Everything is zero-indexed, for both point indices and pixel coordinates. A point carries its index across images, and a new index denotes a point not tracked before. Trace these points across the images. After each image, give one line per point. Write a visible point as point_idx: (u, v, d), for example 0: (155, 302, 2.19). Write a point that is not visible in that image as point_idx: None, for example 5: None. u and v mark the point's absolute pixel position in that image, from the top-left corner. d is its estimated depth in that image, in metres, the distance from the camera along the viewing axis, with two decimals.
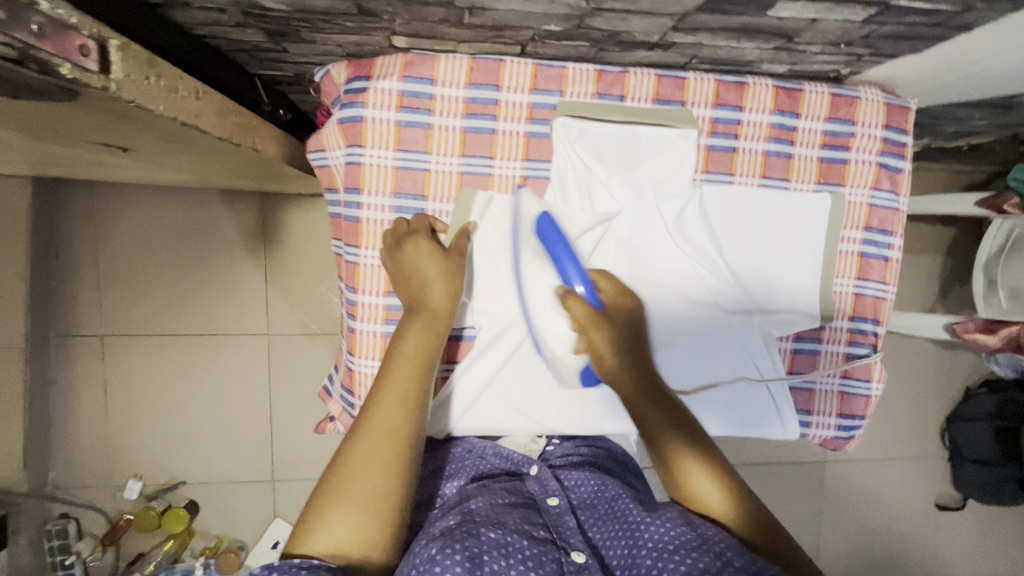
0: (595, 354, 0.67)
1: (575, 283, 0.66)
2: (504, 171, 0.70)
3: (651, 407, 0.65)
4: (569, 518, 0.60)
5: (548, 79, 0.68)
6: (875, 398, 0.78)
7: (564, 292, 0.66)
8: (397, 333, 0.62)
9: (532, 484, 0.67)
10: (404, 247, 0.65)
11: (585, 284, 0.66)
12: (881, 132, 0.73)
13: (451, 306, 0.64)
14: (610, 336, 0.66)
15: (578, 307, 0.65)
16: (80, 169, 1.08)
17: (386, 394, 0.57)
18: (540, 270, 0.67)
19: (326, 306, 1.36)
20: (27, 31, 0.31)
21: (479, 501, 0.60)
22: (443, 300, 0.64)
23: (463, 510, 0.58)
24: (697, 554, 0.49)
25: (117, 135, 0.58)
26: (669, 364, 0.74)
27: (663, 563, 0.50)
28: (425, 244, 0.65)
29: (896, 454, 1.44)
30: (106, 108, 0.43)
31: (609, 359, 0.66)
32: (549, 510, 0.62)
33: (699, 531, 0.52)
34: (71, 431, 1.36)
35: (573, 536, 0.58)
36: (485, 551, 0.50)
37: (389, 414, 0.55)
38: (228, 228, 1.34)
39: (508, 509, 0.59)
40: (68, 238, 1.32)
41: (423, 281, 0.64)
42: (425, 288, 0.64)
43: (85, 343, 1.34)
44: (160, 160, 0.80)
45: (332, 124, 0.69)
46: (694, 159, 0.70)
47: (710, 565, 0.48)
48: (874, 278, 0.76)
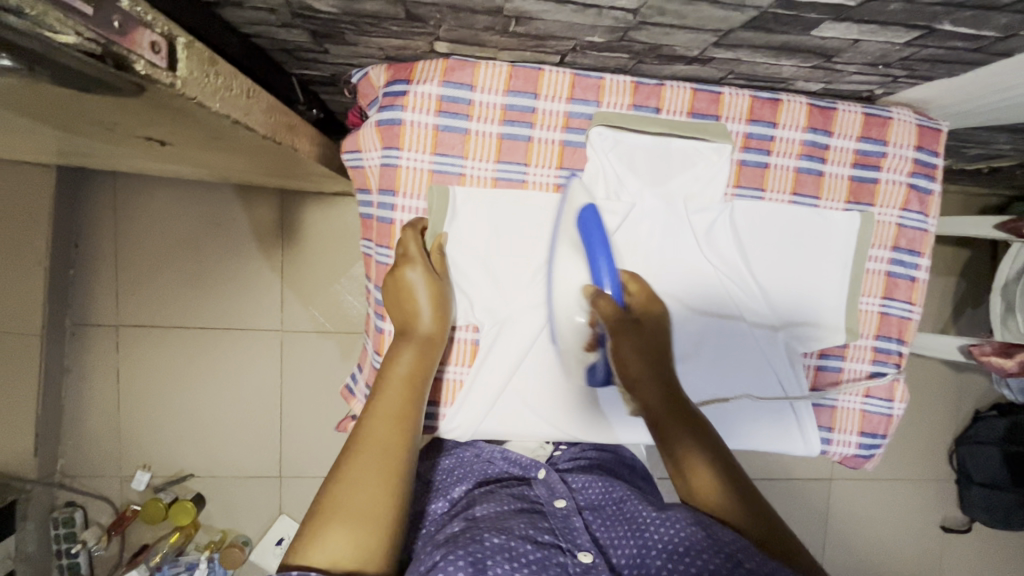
0: (619, 357, 0.67)
1: (604, 282, 0.66)
2: (538, 177, 0.71)
3: (667, 411, 0.64)
4: (576, 519, 0.59)
5: (585, 89, 0.69)
6: (898, 418, 0.78)
7: (593, 292, 0.66)
8: (388, 355, 0.64)
9: (539, 488, 0.66)
10: (399, 271, 0.66)
11: (614, 284, 0.66)
12: (911, 153, 0.74)
13: (440, 329, 0.67)
14: (632, 337, 0.66)
15: (606, 306, 0.65)
16: (108, 161, 1.10)
17: (377, 412, 0.58)
18: (573, 263, 0.68)
19: (340, 305, 1.37)
20: (109, 29, 0.32)
21: (485, 507, 0.61)
22: (432, 324, 0.66)
23: (468, 517, 0.59)
24: (707, 554, 0.49)
25: (163, 130, 0.59)
26: (694, 374, 0.74)
27: (676, 564, 0.50)
28: (422, 271, 0.66)
29: (904, 474, 1.44)
30: (166, 104, 0.43)
31: (627, 361, 0.66)
32: (555, 511, 0.61)
33: (710, 531, 0.52)
34: (82, 419, 1.36)
35: (580, 536, 0.56)
36: (489, 556, 0.49)
37: (383, 427, 0.57)
38: (247, 223, 1.35)
39: (512, 515, 0.59)
40: (89, 228, 1.34)
41: (413, 305, 0.66)
42: (415, 316, 0.66)
43: (101, 332, 1.35)
44: (195, 155, 0.81)
45: (369, 125, 0.70)
46: (727, 174, 0.71)
47: (721, 566, 0.48)
48: (900, 297, 0.77)
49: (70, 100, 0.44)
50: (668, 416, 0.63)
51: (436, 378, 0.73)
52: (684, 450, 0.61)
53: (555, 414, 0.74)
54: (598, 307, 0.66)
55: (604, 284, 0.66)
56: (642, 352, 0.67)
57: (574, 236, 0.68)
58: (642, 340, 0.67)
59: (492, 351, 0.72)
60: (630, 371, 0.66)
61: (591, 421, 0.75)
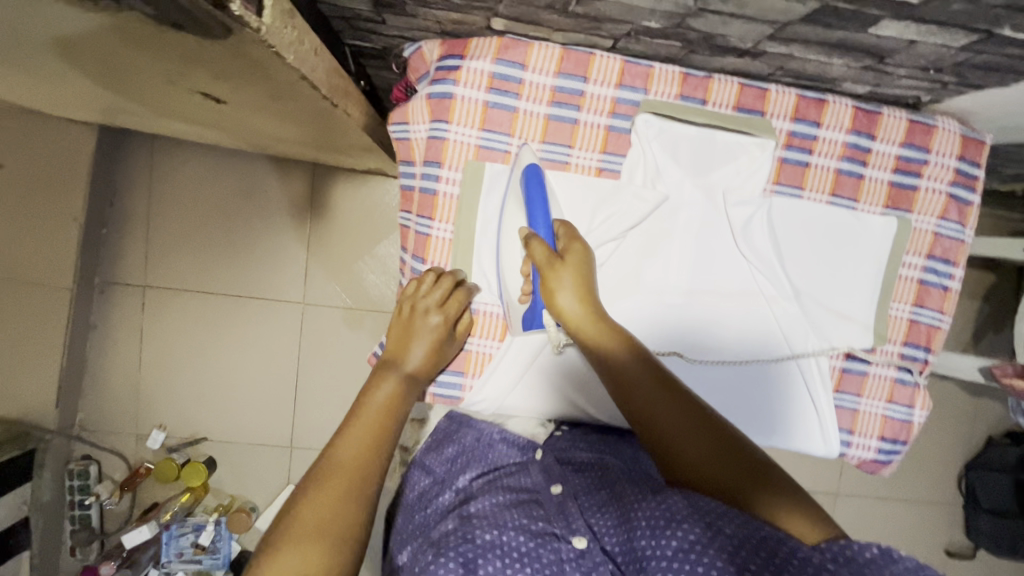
0: (549, 293, 0.63)
1: (538, 227, 0.65)
2: (581, 159, 0.72)
3: (648, 380, 0.58)
4: (572, 505, 0.57)
5: (634, 76, 0.70)
6: (918, 425, 0.78)
7: (528, 236, 0.65)
8: (370, 381, 0.64)
9: (536, 474, 0.64)
10: (415, 311, 0.68)
11: (547, 228, 0.65)
12: (954, 163, 0.74)
13: (426, 369, 0.68)
14: (568, 279, 0.62)
15: (538, 248, 0.63)
16: (150, 122, 1.12)
17: (348, 431, 0.57)
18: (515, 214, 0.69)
19: (363, 284, 1.39)
20: None
21: (481, 503, 0.59)
22: (420, 363, 0.67)
23: (463, 514, 0.57)
24: (688, 524, 0.46)
25: (227, 85, 0.61)
26: (722, 370, 0.74)
27: (656, 539, 0.46)
28: (440, 320, 0.68)
29: (912, 494, 1.43)
30: (245, 53, 0.46)
31: (566, 304, 0.62)
32: (551, 497, 0.59)
33: (689, 497, 0.50)
34: (105, 375, 1.39)
35: (575, 521, 0.54)
36: (480, 555, 0.49)
37: (348, 451, 0.55)
38: (277, 196, 1.37)
39: (509, 506, 0.57)
40: (125, 191, 1.37)
41: (410, 341, 0.68)
42: (408, 352, 0.67)
43: (128, 293, 1.38)
44: (243, 118, 0.83)
45: (419, 98, 0.71)
46: (768, 170, 0.72)
47: (699, 536, 0.45)
48: (931, 306, 0.77)
49: (154, 46, 0.46)
50: (642, 378, 0.58)
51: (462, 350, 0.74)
52: (666, 413, 0.56)
53: (577, 395, 0.75)
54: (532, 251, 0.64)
55: (537, 229, 0.65)
56: (579, 294, 0.62)
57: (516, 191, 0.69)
58: (577, 282, 0.62)
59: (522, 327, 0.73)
60: (571, 318, 0.62)
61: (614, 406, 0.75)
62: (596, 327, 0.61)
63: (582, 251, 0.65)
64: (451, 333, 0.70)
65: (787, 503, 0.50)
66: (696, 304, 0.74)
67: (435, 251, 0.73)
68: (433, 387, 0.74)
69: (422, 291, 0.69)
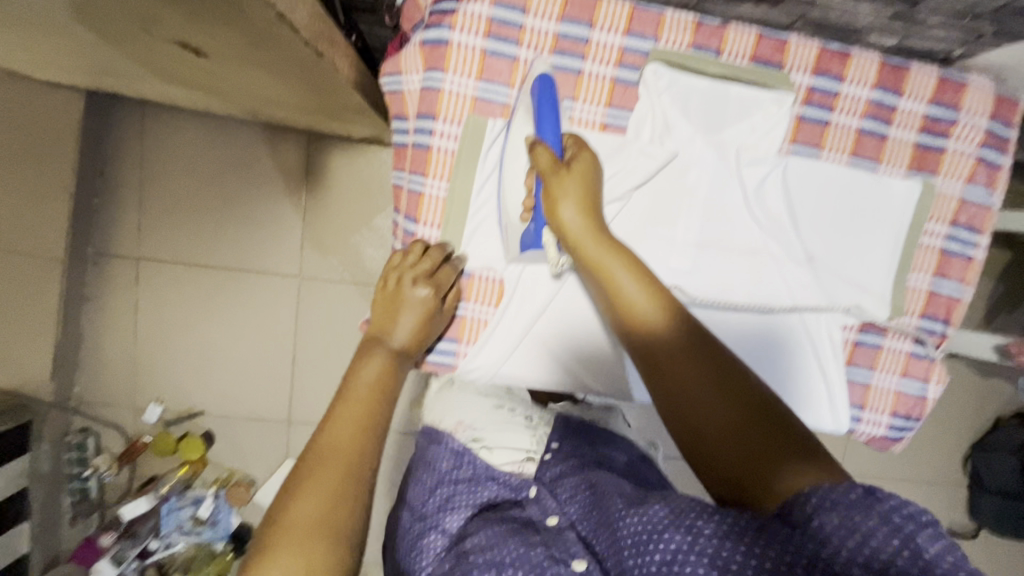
0: (552, 200, 0.58)
1: (546, 136, 0.61)
2: (584, 114, 0.67)
3: (671, 339, 0.49)
4: (569, 534, 0.53)
5: (643, 23, 0.65)
6: (932, 401, 0.75)
7: (532, 142, 0.61)
8: (355, 358, 0.57)
9: (532, 508, 0.57)
10: (404, 282, 0.63)
11: (554, 139, 0.61)
12: (985, 123, 0.69)
13: (415, 345, 0.62)
14: (573, 188, 0.57)
15: (543, 155, 0.59)
16: (136, 85, 1.08)
17: (338, 412, 0.51)
18: (522, 123, 0.65)
19: (360, 257, 1.35)
20: None
21: (476, 538, 0.53)
22: (408, 338, 0.61)
23: (458, 554, 0.52)
24: (676, 533, 0.43)
25: (205, 31, 0.57)
26: (731, 341, 0.70)
27: (641, 555, 0.44)
28: (428, 291, 0.63)
29: (920, 477, 1.39)
30: None
31: (569, 218, 0.57)
32: (548, 529, 0.54)
33: (672, 505, 0.46)
34: (101, 348, 1.37)
35: (571, 544, 0.51)
36: None
37: (339, 433, 0.49)
38: (271, 166, 1.33)
39: (506, 536, 0.52)
40: (117, 159, 1.33)
41: (398, 314, 0.61)
42: (396, 325, 0.61)
43: (122, 264, 1.35)
44: (229, 74, 0.79)
45: (413, 46, 0.66)
46: (785, 127, 0.67)
47: (682, 543, 0.42)
48: (952, 276, 0.73)
49: None
50: (654, 316, 0.51)
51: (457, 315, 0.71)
52: (683, 371, 0.48)
53: (576, 363, 0.72)
54: (536, 157, 0.59)
55: (545, 136, 0.61)
56: (583, 206, 0.57)
57: (525, 102, 0.65)
58: (580, 193, 0.57)
59: (518, 291, 0.70)
60: (572, 232, 0.56)
61: (615, 375, 0.73)
62: (596, 247, 0.55)
63: (590, 159, 0.60)
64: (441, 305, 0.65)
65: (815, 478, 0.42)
66: (705, 270, 0.70)
67: (429, 212, 0.70)
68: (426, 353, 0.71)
69: (408, 262, 0.65)
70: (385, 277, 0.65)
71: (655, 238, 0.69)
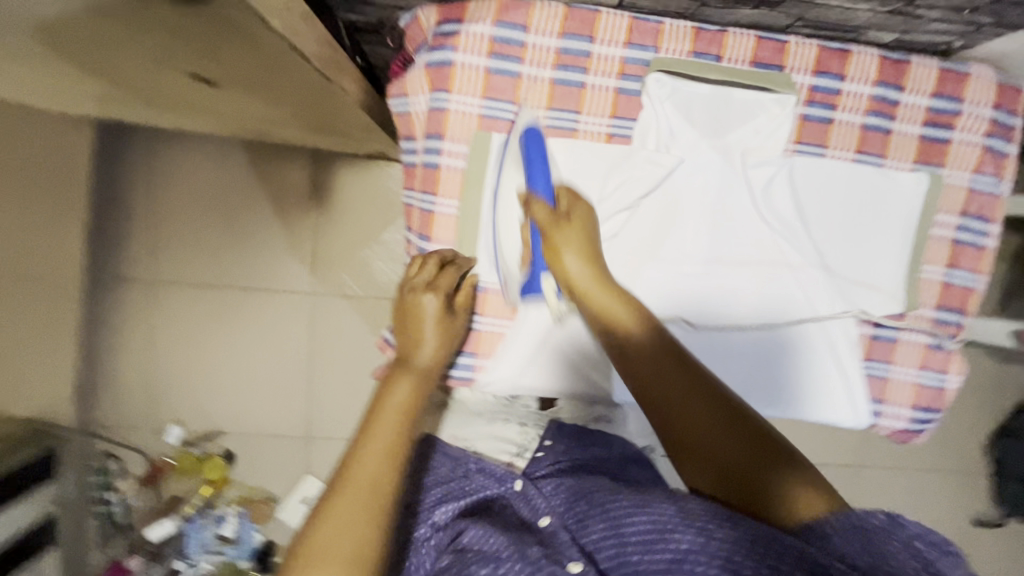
0: (556, 254, 0.60)
1: (538, 186, 0.63)
2: (589, 126, 0.69)
3: (664, 363, 0.54)
4: (562, 535, 0.53)
5: (643, 34, 0.66)
6: (952, 391, 0.75)
7: (527, 196, 0.63)
8: (383, 385, 0.55)
9: (520, 505, 0.58)
10: (417, 297, 0.62)
11: (547, 188, 0.63)
12: (989, 112, 0.69)
13: (440, 366, 0.60)
14: (573, 236, 0.61)
15: (540, 209, 0.61)
16: (146, 113, 1.10)
17: (367, 441, 0.49)
18: (512, 175, 0.66)
19: (371, 270, 1.36)
20: None
21: (471, 535, 0.54)
22: (432, 358, 0.59)
23: (455, 549, 0.54)
24: (682, 532, 0.45)
25: (217, 63, 0.58)
26: (737, 366, 0.71)
27: (650, 552, 0.46)
28: (437, 298, 0.62)
29: (946, 468, 1.37)
30: (226, 20, 0.43)
31: (573, 267, 0.60)
32: (539, 533, 0.55)
33: (680, 503, 0.48)
34: (120, 372, 1.39)
35: (567, 548, 0.51)
36: None
37: (371, 466, 0.47)
38: (280, 185, 1.34)
39: (500, 538, 0.53)
40: (130, 187, 1.35)
41: (419, 334, 0.60)
42: (419, 346, 0.59)
43: (138, 289, 1.37)
44: (239, 101, 0.80)
45: (418, 68, 0.68)
46: (789, 128, 0.68)
47: (692, 543, 0.44)
48: (965, 266, 0.73)
49: (133, 20, 0.44)
50: (656, 355, 0.54)
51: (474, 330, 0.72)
52: (679, 399, 0.52)
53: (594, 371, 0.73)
54: (533, 210, 0.62)
55: (537, 187, 0.63)
56: (586, 254, 0.60)
57: (514, 152, 0.66)
58: (581, 242, 0.61)
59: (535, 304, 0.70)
60: (578, 282, 0.60)
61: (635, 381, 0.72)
62: (603, 295, 0.58)
63: (584, 209, 0.63)
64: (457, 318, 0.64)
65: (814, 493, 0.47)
66: (716, 273, 0.71)
67: (442, 229, 0.71)
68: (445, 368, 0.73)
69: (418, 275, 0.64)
70: (401, 293, 0.64)
71: (657, 262, 0.70)
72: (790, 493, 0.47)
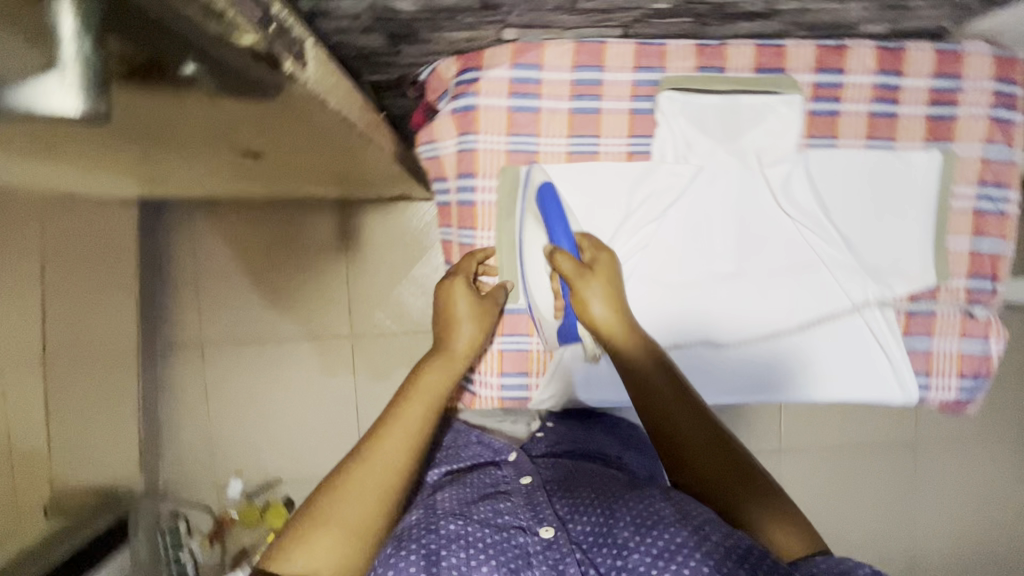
0: (583, 303, 0.68)
1: (560, 242, 0.70)
2: (610, 148, 0.73)
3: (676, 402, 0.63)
4: (539, 497, 0.61)
5: (649, 56, 0.71)
6: (996, 356, 0.76)
7: (552, 251, 0.69)
8: (418, 369, 0.69)
9: (508, 470, 0.69)
10: (451, 281, 0.73)
11: (569, 243, 0.70)
12: (990, 86, 0.72)
13: (470, 350, 0.72)
14: (599, 289, 0.68)
15: (564, 261, 0.68)
16: (184, 188, 1.15)
17: (389, 431, 0.62)
18: (534, 232, 0.72)
19: (405, 307, 1.38)
20: (267, 32, 0.38)
21: (447, 493, 0.63)
22: (464, 344, 0.71)
23: (429, 503, 0.62)
24: (675, 528, 0.50)
25: (270, 139, 0.64)
26: (731, 378, 0.75)
27: (642, 537, 0.50)
28: (464, 286, 0.72)
29: (1003, 434, 1.34)
30: (292, 106, 0.49)
31: (600, 315, 0.68)
32: (519, 489, 0.63)
33: (678, 506, 0.53)
34: (178, 435, 1.40)
35: (543, 511, 0.58)
36: (442, 546, 0.54)
37: (390, 452, 0.61)
38: (312, 234, 1.38)
39: (476, 500, 0.61)
40: (170, 254, 1.39)
41: (453, 324, 0.72)
42: (452, 330, 0.71)
43: (187, 352, 1.39)
44: (279, 166, 0.86)
45: (444, 115, 0.74)
46: (799, 125, 0.72)
47: (687, 539, 0.48)
48: (991, 234, 0.75)
49: (208, 116, 0.49)
50: (659, 381, 0.65)
51: (523, 351, 0.77)
52: (674, 411, 0.63)
53: None
54: (558, 263, 0.68)
55: (560, 243, 0.70)
56: (609, 305, 0.68)
57: (535, 210, 0.72)
58: (607, 292, 0.68)
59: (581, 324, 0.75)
60: (603, 326, 0.68)
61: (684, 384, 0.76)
62: (627, 338, 0.67)
63: (607, 261, 0.70)
64: (493, 304, 0.73)
65: (781, 522, 0.55)
66: (746, 270, 0.74)
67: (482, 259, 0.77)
68: (501, 390, 0.78)
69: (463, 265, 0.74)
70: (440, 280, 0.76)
71: (646, 288, 0.74)
72: (771, 530, 0.55)
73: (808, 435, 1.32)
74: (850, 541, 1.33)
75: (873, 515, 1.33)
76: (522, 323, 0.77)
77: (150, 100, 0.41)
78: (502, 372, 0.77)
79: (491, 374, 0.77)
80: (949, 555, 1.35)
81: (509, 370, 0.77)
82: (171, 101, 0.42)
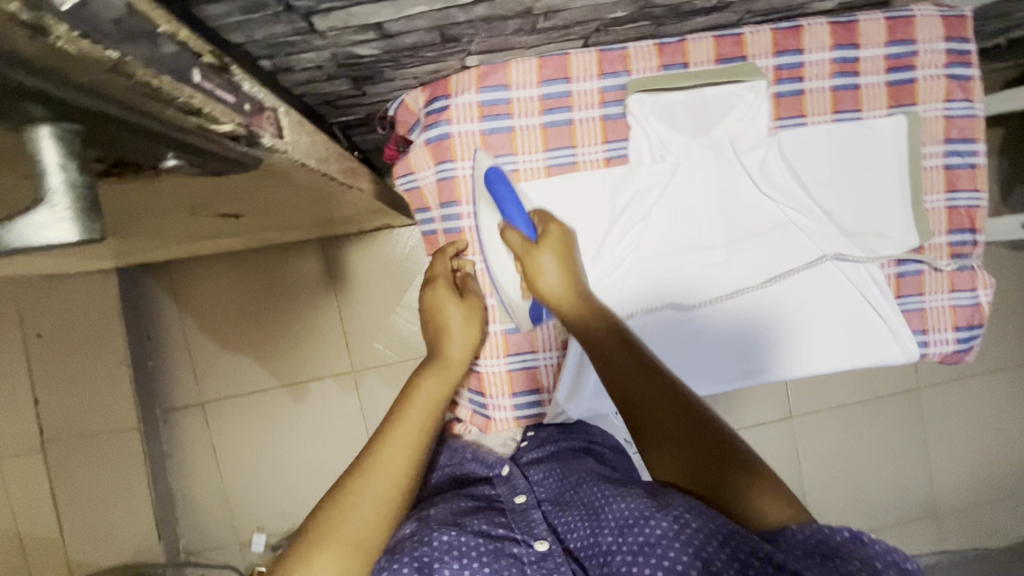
0: (533, 277, 0.67)
1: (513, 219, 0.68)
2: (587, 156, 0.74)
3: (646, 389, 0.59)
4: (534, 512, 0.61)
5: (612, 62, 0.72)
6: (987, 304, 0.78)
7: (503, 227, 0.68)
8: (413, 379, 0.67)
9: (499, 485, 0.68)
10: (436, 287, 0.72)
11: (523, 219, 0.68)
12: (942, 45, 0.74)
13: (464, 355, 0.71)
14: (550, 261, 0.66)
15: (514, 237, 0.67)
16: (163, 252, 1.11)
17: (391, 437, 0.60)
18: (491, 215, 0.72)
19: (402, 334, 1.37)
20: (245, 111, 0.38)
21: (437, 509, 0.62)
22: (457, 349, 0.70)
23: (419, 517, 0.60)
24: (656, 518, 0.49)
25: (250, 200, 0.63)
26: (745, 358, 0.76)
27: (625, 535, 0.50)
28: (446, 290, 0.71)
29: (1000, 366, 1.37)
30: (272, 170, 0.49)
31: (551, 284, 0.66)
32: (514, 507, 0.63)
33: (660, 498, 0.51)
34: (193, 500, 1.34)
35: (537, 526, 0.58)
36: (435, 559, 0.51)
37: (391, 459, 0.58)
38: (298, 276, 1.35)
39: (469, 513, 0.61)
40: (156, 318, 1.33)
41: (445, 331, 0.71)
42: (446, 338, 0.70)
43: (190, 413, 1.34)
44: (259, 221, 0.84)
45: (419, 146, 0.74)
46: (768, 109, 0.73)
47: (667, 530, 0.47)
48: (964, 187, 0.77)
49: (189, 193, 0.49)
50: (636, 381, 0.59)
51: (531, 368, 0.78)
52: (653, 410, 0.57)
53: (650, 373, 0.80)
54: (507, 239, 0.67)
55: (514, 220, 0.68)
56: (560, 275, 0.66)
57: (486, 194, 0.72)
58: (556, 262, 0.67)
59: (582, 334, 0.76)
60: (553, 296, 0.67)
61: (710, 372, 0.77)
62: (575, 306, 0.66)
63: (559, 233, 0.68)
64: (478, 298, 0.73)
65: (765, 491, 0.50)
66: (739, 255, 0.75)
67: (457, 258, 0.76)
68: (514, 410, 0.79)
69: (443, 263, 0.73)
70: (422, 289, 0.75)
71: (644, 281, 0.75)
72: (760, 504, 0.49)
73: (815, 401, 1.34)
74: (866, 493, 1.35)
75: (887, 464, 1.36)
76: (527, 341, 0.77)
77: (134, 188, 0.40)
78: (511, 392, 0.78)
79: (503, 397, 0.78)
80: (967, 492, 1.38)
81: (519, 390, 0.78)
82: (150, 186, 0.42)
